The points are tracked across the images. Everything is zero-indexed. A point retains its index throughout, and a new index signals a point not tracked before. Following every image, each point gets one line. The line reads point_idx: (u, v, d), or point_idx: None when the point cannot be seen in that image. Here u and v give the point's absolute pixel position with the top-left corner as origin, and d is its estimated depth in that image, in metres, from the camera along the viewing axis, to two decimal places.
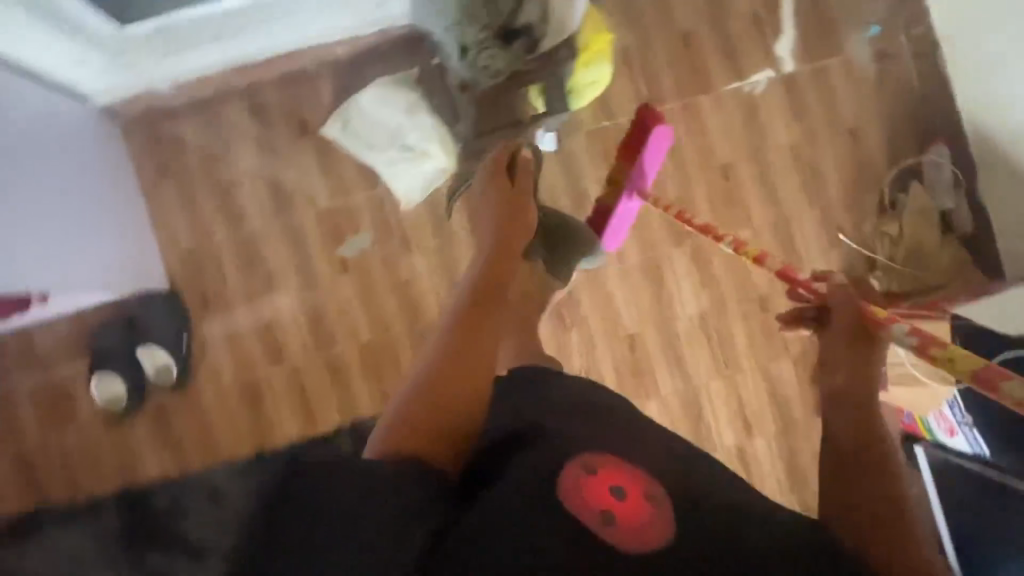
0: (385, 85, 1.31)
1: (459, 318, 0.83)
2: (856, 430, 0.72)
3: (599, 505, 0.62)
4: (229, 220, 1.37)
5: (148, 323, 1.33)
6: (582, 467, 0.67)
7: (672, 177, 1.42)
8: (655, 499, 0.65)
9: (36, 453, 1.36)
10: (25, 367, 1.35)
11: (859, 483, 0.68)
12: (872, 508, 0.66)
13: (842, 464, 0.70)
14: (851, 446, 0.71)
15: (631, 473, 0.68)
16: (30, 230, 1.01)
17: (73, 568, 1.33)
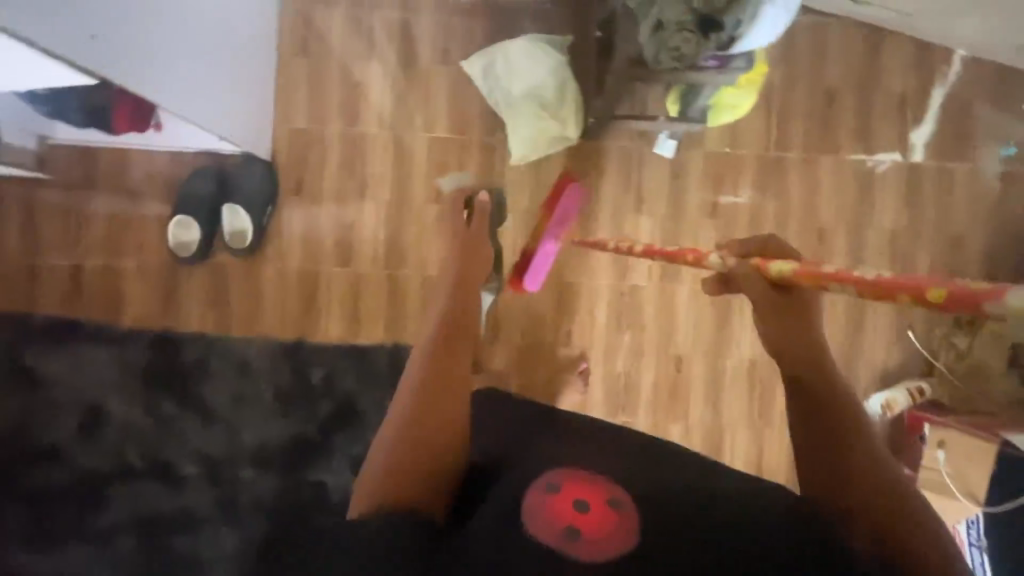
0: (538, 40, 1.31)
1: (426, 353, 0.76)
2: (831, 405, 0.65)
3: (563, 523, 0.64)
4: (345, 116, 1.40)
5: (240, 185, 1.35)
6: (544, 485, 0.68)
7: (771, 222, 1.43)
8: (621, 509, 0.65)
9: (93, 270, 1.38)
10: (112, 187, 1.38)
11: (844, 463, 0.62)
12: (869, 495, 0.59)
13: (824, 447, 0.63)
14: (832, 429, 0.64)
15: (596, 483, 0.68)
16: (193, 53, 0.97)
17: (92, 386, 1.36)
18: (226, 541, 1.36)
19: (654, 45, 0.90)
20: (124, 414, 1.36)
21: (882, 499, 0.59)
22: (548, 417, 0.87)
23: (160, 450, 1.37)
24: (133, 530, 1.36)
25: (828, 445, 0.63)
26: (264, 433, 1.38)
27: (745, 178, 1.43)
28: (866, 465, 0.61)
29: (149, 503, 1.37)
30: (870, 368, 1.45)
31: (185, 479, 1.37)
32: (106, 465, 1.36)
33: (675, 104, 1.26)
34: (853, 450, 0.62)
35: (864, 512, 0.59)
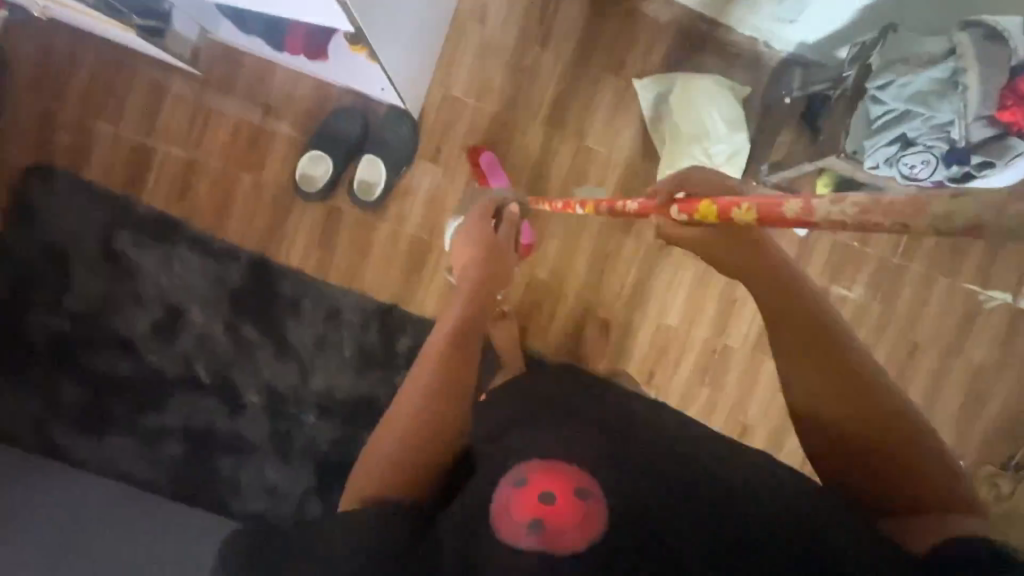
0: (726, 87, 1.30)
1: (438, 360, 0.80)
2: (844, 386, 0.61)
3: (525, 517, 0.59)
4: (502, 97, 1.35)
5: (381, 136, 1.33)
6: (512, 479, 0.63)
7: (870, 324, 1.45)
8: (589, 499, 0.59)
9: (206, 173, 1.35)
10: (251, 97, 1.33)
11: (872, 448, 0.60)
12: (899, 478, 0.59)
13: (842, 438, 0.62)
14: (848, 419, 0.61)
15: (564, 470, 0.62)
16: None
17: (179, 289, 1.33)
18: (270, 475, 1.35)
19: (882, 153, 0.91)
20: (203, 325, 1.34)
21: (911, 477, 0.58)
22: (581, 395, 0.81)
23: (228, 370, 1.34)
24: (180, 439, 1.33)
25: (849, 431, 0.61)
26: (334, 383, 1.36)
27: (861, 275, 1.43)
28: (899, 443, 0.58)
29: (203, 419, 1.34)
30: None
31: (245, 405, 1.35)
32: (171, 369, 1.33)
33: (826, 188, 1.23)
34: (877, 431, 0.59)
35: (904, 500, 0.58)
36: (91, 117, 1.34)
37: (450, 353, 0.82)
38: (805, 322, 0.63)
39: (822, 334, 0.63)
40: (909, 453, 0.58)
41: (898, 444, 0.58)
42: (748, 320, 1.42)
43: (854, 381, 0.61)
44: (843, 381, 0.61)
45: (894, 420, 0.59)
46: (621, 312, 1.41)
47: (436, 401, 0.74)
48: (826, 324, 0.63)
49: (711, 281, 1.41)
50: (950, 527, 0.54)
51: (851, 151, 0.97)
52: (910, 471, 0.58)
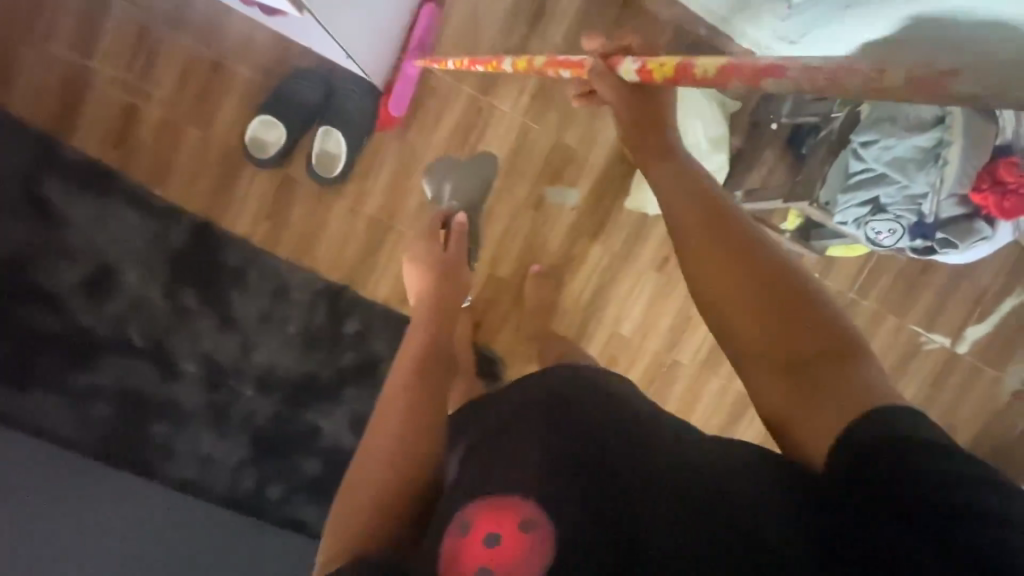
0: (716, 102, 1.22)
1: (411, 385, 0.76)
2: (735, 266, 0.57)
3: (473, 566, 0.56)
4: (481, 78, 1.26)
5: (344, 106, 1.23)
6: (457, 523, 0.59)
7: None
8: (536, 528, 0.56)
9: (147, 120, 1.23)
10: (203, 42, 1.20)
11: (773, 331, 0.55)
12: (802, 362, 0.54)
13: (742, 330, 0.57)
14: (744, 305, 0.56)
15: (511, 501, 0.58)
16: None
17: (112, 246, 1.24)
18: (204, 444, 1.32)
19: (853, 213, 0.90)
20: (138, 287, 1.26)
21: (809, 357, 0.54)
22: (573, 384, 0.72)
23: (165, 336, 1.28)
24: (111, 400, 1.28)
25: (755, 325, 0.56)
26: (277, 358, 1.31)
27: None
28: (798, 322, 0.54)
29: (136, 383, 1.29)
30: None
31: (181, 373, 1.30)
32: (102, 329, 1.26)
33: (796, 219, 1.21)
34: (775, 312, 0.55)
35: (808, 385, 0.53)
36: (17, 40, 1.20)
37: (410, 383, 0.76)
38: (705, 214, 0.60)
39: (715, 216, 0.60)
40: (807, 330, 0.54)
41: (794, 320, 0.54)
42: (700, 338, 1.43)
43: (744, 256, 0.57)
44: (739, 258, 0.57)
45: (788, 295, 0.55)
46: (578, 316, 1.39)
47: (409, 426, 0.69)
48: (722, 207, 0.61)
49: (670, 295, 1.40)
50: (866, 395, 0.50)
51: (824, 202, 0.93)
52: (812, 349, 0.54)
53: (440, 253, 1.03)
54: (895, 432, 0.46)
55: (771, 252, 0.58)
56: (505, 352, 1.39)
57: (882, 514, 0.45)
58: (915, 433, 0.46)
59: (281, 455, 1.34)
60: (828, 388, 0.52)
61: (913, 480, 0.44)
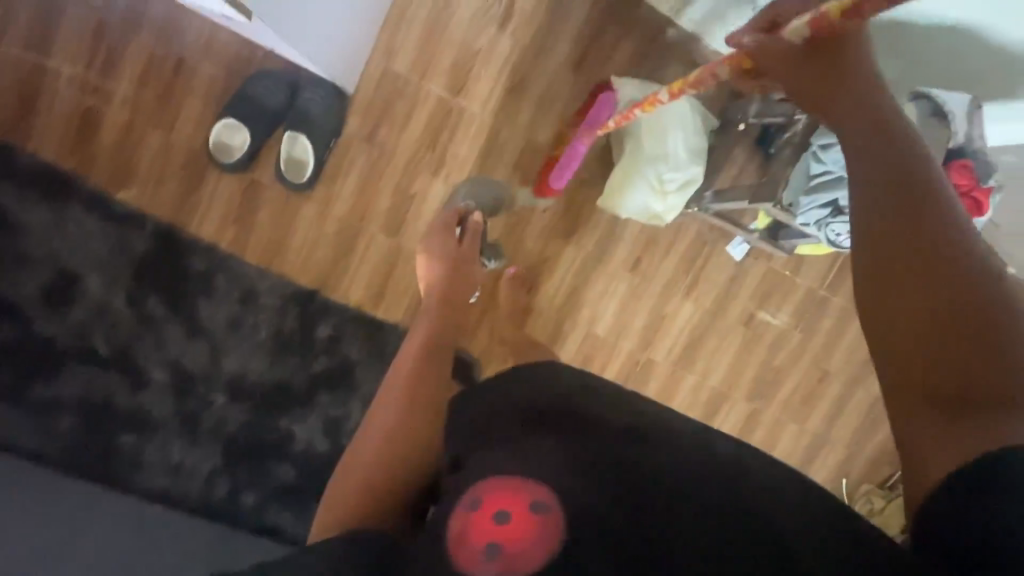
0: (697, 115, 1.24)
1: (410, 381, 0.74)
2: (897, 228, 0.43)
3: (479, 543, 0.48)
4: (449, 79, 1.25)
5: (310, 108, 1.21)
6: (466, 499, 0.51)
7: (788, 350, 1.48)
8: (547, 512, 0.47)
9: (107, 124, 1.20)
10: (163, 44, 1.18)
11: (934, 322, 0.41)
12: (959, 370, 0.40)
13: (881, 304, 0.43)
14: (887, 271, 0.43)
15: (515, 481, 0.50)
16: None
17: (74, 254, 1.21)
18: (175, 452, 1.30)
19: (813, 215, 0.94)
20: (102, 295, 1.23)
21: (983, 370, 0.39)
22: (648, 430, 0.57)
23: (131, 344, 1.26)
24: (76, 411, 1.25)
25: (905, 333, 0.42)
26: (247, 364, 1.29)
27: (788, 303, 1.45)
28: (974, 322, 0.40)
29: (102, 393, 1.26)
30: None
31: (148, 382, 1.27)
32: (65, 339, 1.23)
33: (765, 219, 1.24)
34: (943, 332, 0.40)
35: (962, 404, 0.40)
36: None
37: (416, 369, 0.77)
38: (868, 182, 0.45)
39: (880, 161, 0.46)
40: (987, 339, 0.39)
41: (964, 316, 0.40)
42: (674, 337, 1.44)
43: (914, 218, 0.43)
44: (897, 218, 0.43)
45: (969, 298, 0.40)
46: (552, 316, 1.39)
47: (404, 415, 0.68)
48: (899, 157, 0.45)
49: (643, 295, 1.41)
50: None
51: (787, 203, 0.98)
52: (981, 359, 0.39)
53: (456, 247, 1.01)
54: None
55: (953, 226, 0.43)
56: (481, 353, 1.39)
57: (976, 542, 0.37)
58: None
59: (253, 462, 1.32)
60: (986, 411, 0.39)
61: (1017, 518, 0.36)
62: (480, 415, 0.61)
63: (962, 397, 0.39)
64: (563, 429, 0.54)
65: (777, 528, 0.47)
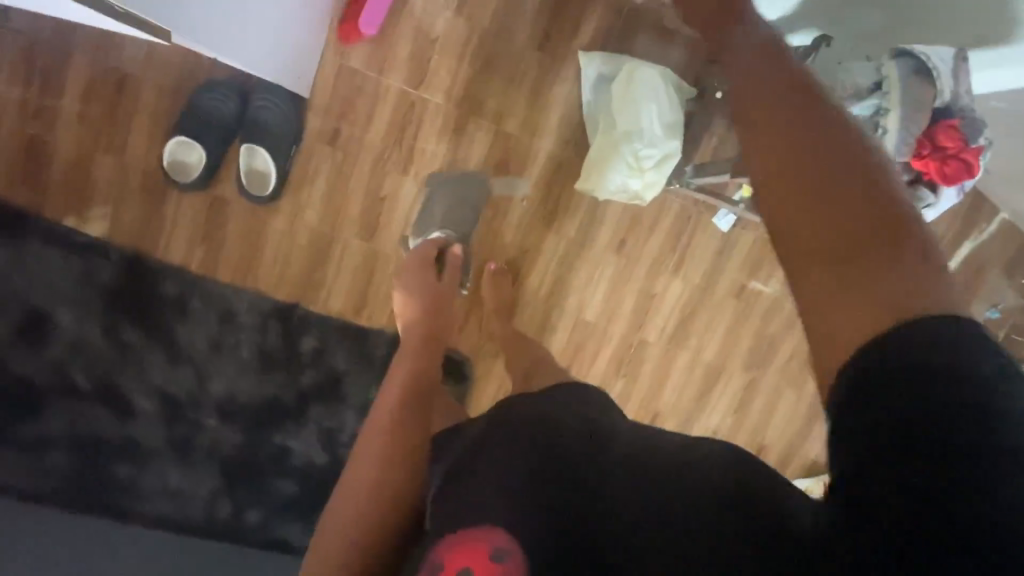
0: (670, 85, 1.17)
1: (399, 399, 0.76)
2: (790, 133, 0.45)
3: None
4: (410, 71, 1.19)
5: (265, 116, 1.15)
6: (426, 562, 0.51)
7: (782, 318, 1.46)
8: (507, 559, 0.48)
9: (54, 152, 1.14)
10: (100, 61, 1.11)
11: (830, 207, 0.42)
12: (862, 246, 0.41)
13: (780, 203, 0.45)
14: (785, 172, 0.45)
15: (482, 531, 0.50)
16: None
17: (41, 290, 1.17)
18: (172, 478, 1.28)
19: None
20: (75, 329, 1.20)
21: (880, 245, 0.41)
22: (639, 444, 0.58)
23: (111, 375, 1.23)
24: (66, 448, 1.23)
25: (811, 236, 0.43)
26: (234, 385, 1.27)
27: (779, 271, 1.42)
28: (868, 204, 0.42)
29: (90, 426, 1.24)
30: (806, 461, 1.58)
31: (136, 411, 1.25)
32: (44, 378, 1.21)
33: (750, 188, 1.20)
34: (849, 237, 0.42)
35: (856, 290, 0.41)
36: None
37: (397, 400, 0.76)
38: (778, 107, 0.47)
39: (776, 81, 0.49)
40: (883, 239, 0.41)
41: (859, 198, 0.42)
42: (666, 315, 1.41)
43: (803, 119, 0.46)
44: (790, 126, 0.46)
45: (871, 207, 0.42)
46: (540, 306, 1.36)
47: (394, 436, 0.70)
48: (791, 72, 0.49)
49: (631, 276, 1.37)
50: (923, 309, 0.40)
51: None
52: (873, 228, 0.42)
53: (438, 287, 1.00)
54: (948, 347, 0.38)
55: (835, 123, 0.46)
56: (471, 351, 1.36)
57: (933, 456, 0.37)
58: (963, 357, 0.38)
59: (252, 481, 1.30)
60: (886, 286, 0.40)
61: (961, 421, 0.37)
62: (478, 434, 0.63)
63: (865, 271, 0.41)
64: (533, 445, 0.56)
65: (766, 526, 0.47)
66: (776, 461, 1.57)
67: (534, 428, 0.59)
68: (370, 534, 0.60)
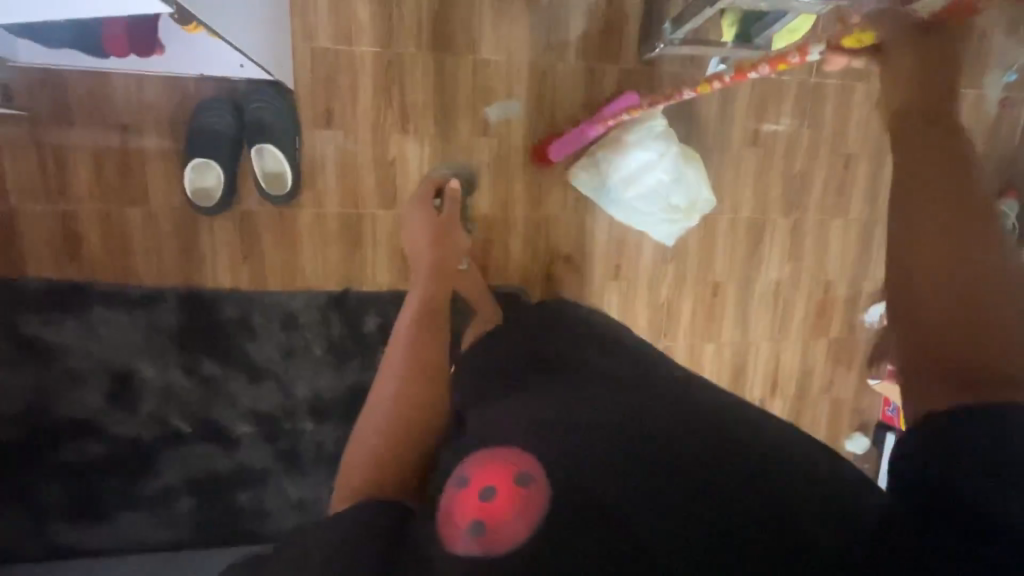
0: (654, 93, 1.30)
1: (417, 321, 0.81)
2: (944, 215, 0.55)
3: (465, 520, 0.53)
4: (376, 33, 1.22)
5: (261, 117, 1.18)
6: (455, 481, 0.57)
7: (805, 149, 1.45)
8: (530, 483, 0.54)
9: (87, 222, 1.19)
10: (100, 123, 1.16)
11: (962, 295, 0.52)
12: (977, 344, 0.51)
13: (911, 280, 0.55)
14: (930, 257, 0.54)
15: (504, 459, 0.56)
16: None
17: (116, 352, 1.23)
18: (292, 491, 1.33)
19: None
20: (160, 378, 1.25)
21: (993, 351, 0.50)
22: (684, 406, 0.62)
23: (206, 411, 1.28)
24: (190, 493, 1.29)
25: (932, 318, 0.53)
26: (318, 385, 1.31)
27: (788, 104, 1.42)
28: (993, 300, 0.52)
29: (203, 465, 1.29)
30: (874, 283, 1.58)
31: (239, 438, 1.30)
32: (147, 433, 1.26)
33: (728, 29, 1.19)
34: (963, 334, 0.52)
35: (964, 373, 0.51)
36: None
37: (421, 351, 0.77)
38: (938, 209, 0.55)
39: (936, 187, 0.56)
40: (985, 346, 0.51)
41: (983, 281, 0.52)
42: None
43: (971, 230, 0.54)
44: (935, 224, 0.55)
45: (978, 315, 0.52)
46: (572, 217, 1.38)
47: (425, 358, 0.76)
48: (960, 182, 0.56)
49: None
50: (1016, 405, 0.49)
51: None
52: (981, 337, 0.51)
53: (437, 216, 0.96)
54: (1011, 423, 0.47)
55: (986, 239, 0.53)
56: (522, 281, 1.39)
57: (966, 448, 0.48)
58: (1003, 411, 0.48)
59: None
60: (985, 373, 0.50)
61: (975, 439, 0.48)
62: (524, 415, 0.62)
63: (979, 360, 0.50)
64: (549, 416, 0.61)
65: (780, 481, 0.53)
66: (846, 293, 1.56)
67: (594, 404, 0.62)
68: (382, 449, 0.65)
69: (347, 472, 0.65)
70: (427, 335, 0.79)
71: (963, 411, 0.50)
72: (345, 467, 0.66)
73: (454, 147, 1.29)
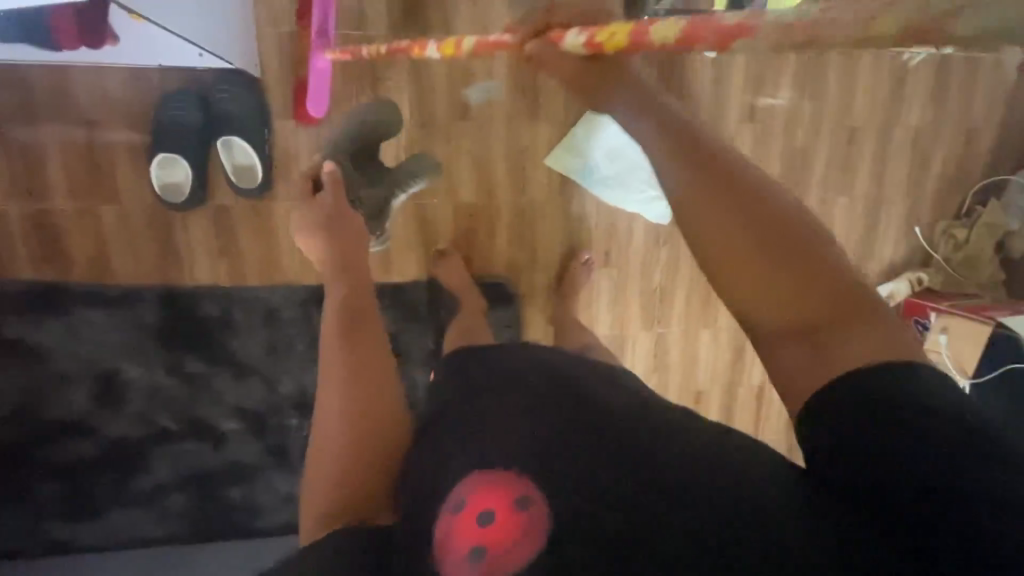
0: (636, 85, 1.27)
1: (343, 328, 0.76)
2: (726, 209, 0.53)
3: (467, 546, 0.55)
4: (345, 15, 1.16)
5: (229, 109, 1.15)
6: (451, 504, 0.58)
7: (807, 125, 1.37)
8: (528, 507, 0.55)
9: (60, 222, 1.17)
10: (64, 120, 1.13)
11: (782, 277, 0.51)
12: (820, 316, 0.49)
13: (732, 283, 0.53)
14: (737, 257, 0.52)
15: (499, 482, 0.57)
16: None
17: (98, 353, 1.22)
18: (282, 486, 1.33)
19: None
20: (143, 377, 1.25)
21: (826, 327, 0.49)
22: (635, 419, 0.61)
23: (192, 410, 1.27)
24: (180, 489, 1.29)
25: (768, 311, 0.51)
26: (302, 380, 1.29)
27: (787, 77, 1.34)
28: (807, 267, 0.51)
29: (192, 463, 1.29)
30: (880, 263, 1.51)
31: (226, 435, 1.29)
32: (133, 432, 1.26)
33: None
34: (800, 313, 0.50)
35: (816, 349, 0.49)
36: None
37: (361, 361, 0.74)
38: (720, 205, 0.53)
39: (711, 183, 0.54)
40: (829, 314, 0.49)
41: (794, 253, 0.51)
42: None
43: (752, 212, 0.53)
44: (730, 219, 0.53)
45: (808, 286, 0.50)
46: (558, 202, 1.33)
47: (368, 374, 0.73)
48: (724, 167, 0.55)
49: None
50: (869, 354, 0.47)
51: None
52: (822, 307, 0.50)
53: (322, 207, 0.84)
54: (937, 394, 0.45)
55: (771, 211, 0.53)
56: (508, 270, 1.35)
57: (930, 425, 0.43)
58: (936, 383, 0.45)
59: None
60: (839, 340, 0.49)
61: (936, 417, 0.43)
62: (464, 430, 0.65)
63: (823, 329, 0.49)
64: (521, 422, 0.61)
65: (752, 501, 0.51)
66: None
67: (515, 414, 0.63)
68: (344, 475, 0.68)
69: (313, 497, 0.69)
70: (359, 346, 0.75)
71: (866, 378, 0.46)
72: (309, 488, 0.70)
73: (432, 133, 1.24)
